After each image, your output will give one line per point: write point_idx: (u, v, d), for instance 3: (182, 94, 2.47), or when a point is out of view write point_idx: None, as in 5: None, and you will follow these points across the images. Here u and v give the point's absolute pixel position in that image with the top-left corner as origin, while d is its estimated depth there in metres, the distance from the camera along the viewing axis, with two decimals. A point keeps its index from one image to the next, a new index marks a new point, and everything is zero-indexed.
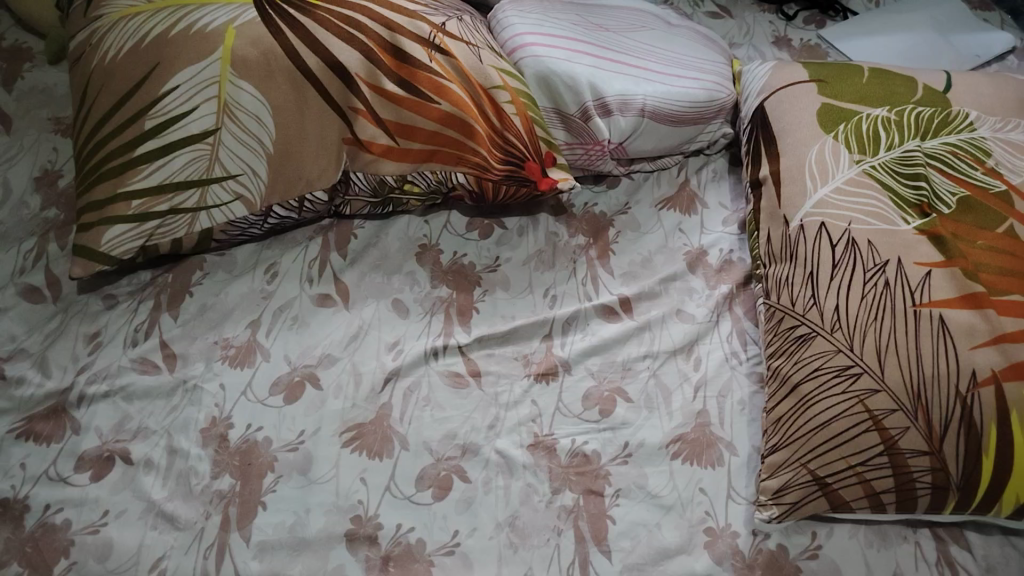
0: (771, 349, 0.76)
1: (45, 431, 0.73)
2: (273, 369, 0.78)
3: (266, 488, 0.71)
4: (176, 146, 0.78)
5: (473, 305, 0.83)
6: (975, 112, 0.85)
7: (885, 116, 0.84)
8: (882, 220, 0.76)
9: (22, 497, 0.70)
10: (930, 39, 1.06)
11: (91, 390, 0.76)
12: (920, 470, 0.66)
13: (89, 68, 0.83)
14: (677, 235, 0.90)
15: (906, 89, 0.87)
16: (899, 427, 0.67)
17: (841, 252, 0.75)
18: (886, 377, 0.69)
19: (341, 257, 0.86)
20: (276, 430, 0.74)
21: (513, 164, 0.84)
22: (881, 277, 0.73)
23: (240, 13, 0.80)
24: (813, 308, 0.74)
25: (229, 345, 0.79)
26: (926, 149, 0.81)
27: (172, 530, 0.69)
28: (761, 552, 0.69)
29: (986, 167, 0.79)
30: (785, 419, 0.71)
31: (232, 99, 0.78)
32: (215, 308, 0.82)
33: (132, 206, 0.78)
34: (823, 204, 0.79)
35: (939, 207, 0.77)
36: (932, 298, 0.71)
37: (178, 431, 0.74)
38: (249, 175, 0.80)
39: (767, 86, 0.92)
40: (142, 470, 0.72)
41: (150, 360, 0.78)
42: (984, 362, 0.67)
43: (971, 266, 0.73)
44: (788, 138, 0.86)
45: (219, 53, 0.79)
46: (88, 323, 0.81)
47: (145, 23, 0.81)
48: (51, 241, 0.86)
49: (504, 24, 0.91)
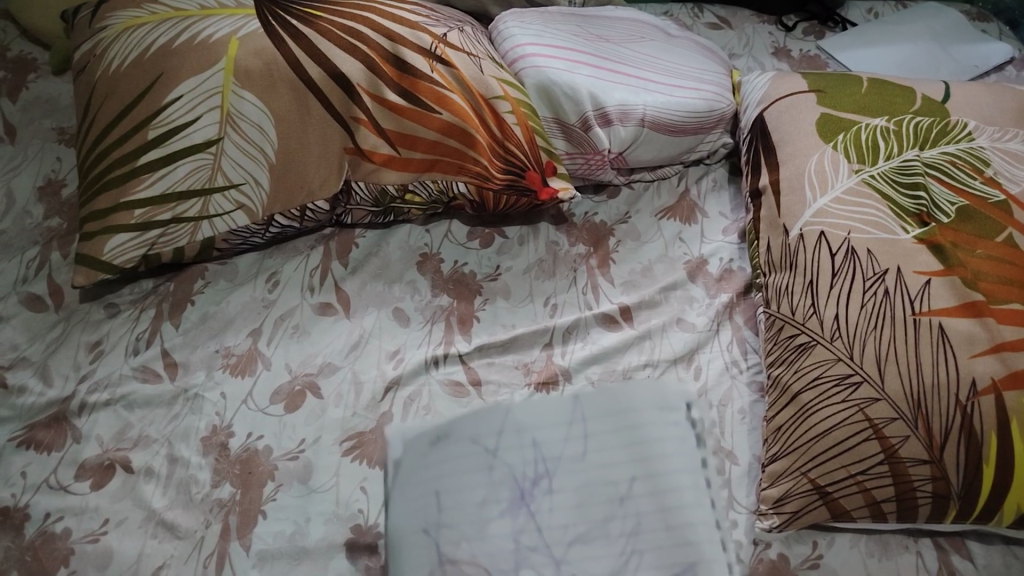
0: (771, 357, 0.76)
1: (46, 440, 0.74)
2: (273, 377, 0.78)
3: (266, 497, 0.71)
4: (179, 155, 0.79)
5: (473, 314, 0.84)
6: (974, 122, 0.85)
7: (883, 126, 0.85)
8: (881, 229, 0.77)
9: (23, 506, 0.70)
10: (928, 50, 1.06)
11: (93, 399, 0.76)
12: (921, 478, 0.66)
13: (93, 78, 0.84)
14: (677, 245, 0.90)
15: (905, 99, 0.88)
16: (900, 436, 0.67)
17: (840, 261, 0.76)
18: (886, 385, 0.69)
19: (342, 266, 0.86)
20: (276, 439, 0.74)
21: (514, 174, 0.84)
22: (880, 286, 0.73)
23: (244, 24, 0.81)
24: (813, 316, 0.74)
25: (230, 354, 0.79)
26: (925, 158, 0.82)
27: (172, 539, 0.69)
28: (762, 561, 0.69)
29: (985, 176, 0.80)
30: (785, 428, 0.71)
31: (235, 109, 0.79)
32: (216, 316, 0.82)
33: (135, 215, 0.79)
34: (822, 214, 0.79)
35: (939, 215, 0.77)
36: (932, 307, 0.71)
37: (179, 439, 0.74)
38: (251, 185, 0.80)
39: (767, 95, 0.92)
40: (142, 479, 0.72)
41: (152, 368, 0.78)
42: (984, 371, 0.67)
43: (970, 274, 0.73)
44: (787, 147, 0.86)
45: (222, 63, 0.80)
46: (90, 332, 0.81)
47: (150, 34, 0.82)
48: (54, 251, 0.86)
49: (505, 34, 0.92)
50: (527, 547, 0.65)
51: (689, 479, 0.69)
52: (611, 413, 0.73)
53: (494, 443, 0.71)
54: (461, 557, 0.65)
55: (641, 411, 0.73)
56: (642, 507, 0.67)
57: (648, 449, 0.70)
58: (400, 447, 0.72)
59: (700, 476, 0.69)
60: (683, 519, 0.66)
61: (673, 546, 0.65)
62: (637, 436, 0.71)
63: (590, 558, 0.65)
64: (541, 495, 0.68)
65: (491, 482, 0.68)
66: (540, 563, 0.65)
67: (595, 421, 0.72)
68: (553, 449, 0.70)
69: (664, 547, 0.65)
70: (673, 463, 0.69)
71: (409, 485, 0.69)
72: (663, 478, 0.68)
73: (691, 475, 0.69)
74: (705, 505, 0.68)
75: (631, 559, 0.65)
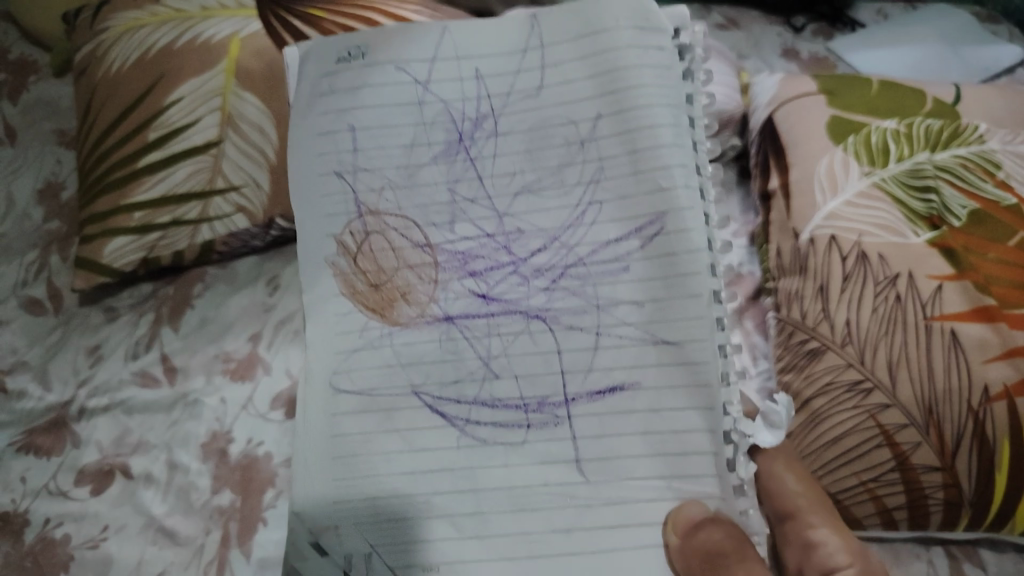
0: (781, 363, 0.75)
1: (45, 445, 0.73)
2: (273, 383, 0.76)
3: (266, 504, 0.70)
4: (179, 158, 0.78)
5: None
6: (985, 125, 0.83)
7: (894, 128, 0.83)
8: (892, 233, 0.75)
9: (23, 511, 0.70)
10: (937, 53, 1.05)
11: (92, 404, 0.75)
12: (932, 486, 0.67)
13: (94, 80, 0.83)
14: None
15: (916, 101, 0.86)
16: (911, 443, 0.67)
17: (851, 264, 0.74)
18: (898, 392, 0.68)
19: None
20: (276, 445, 0.73)
21: None
22: (892, 291, 0.72)
23: (245, 25, 0.80)
24: (824, 321, 0.73)
25: (230, 358, 0.78)
26: (937, 161, 0.80)
27: (172, 545, 0.69)
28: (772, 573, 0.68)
29: (997, 180, 0.78)
30: (795, 435, 0.71)
31: (236, 110, 0.78)
32: (215, 320, 0.80)
33: (135, 218, 0.78)
34: (833, 217, 0.78)
35: (950, 219, 0.76)
36: (944, 312, 0.70)
37: (179, 445, 0.73)
38: (251, 187, 0.79)
39: (777, 96, 0.90)
40: (142, 485, 0.71)
41: (150, 373, 0.77)
42: (997, 377, 0.67)
43: (983, 278, 0.71)
44: (797, 149, 0.84)
45: (222, 64, 0.79)
46: (88, 336, 0.80)
47: (151, 35, 0.81)
48: (53, 254, 0.86)
49: None
50: (464, 199, 0.61)
51: (670, 124, 0.58)
52: (580, 37, 0.61)
53: (424, 74, 0.64)
54: (384, 210, 0.63)
55: (617, 31, 0.60)
56: (608, 149, 0.59)
57: (619, 80, 0.59)
58: (300, 66, 0.66)
59: (682, 115, 0.59)
60: (656, 165, 0.58)
61: (642, 194, 0.58)
62: (614, 81, 0.59)
63: (540, 209, 0.60)
64: (485, 139, 0.62)
65: (421, 124, 0.63)
66: (479, 215, 0.61)
67: (555, 48, 0.61)
68: (499, 85, 0.62)
69: (630, 197, 0.58)
70: (645, 96, 0.58)
71: (312, 113, 0.65)
72: (634, 116, 0.58)
73: (671, 112, 0.58)
74: (686, 148, 0.58)
75: (589, 206, 0.59)
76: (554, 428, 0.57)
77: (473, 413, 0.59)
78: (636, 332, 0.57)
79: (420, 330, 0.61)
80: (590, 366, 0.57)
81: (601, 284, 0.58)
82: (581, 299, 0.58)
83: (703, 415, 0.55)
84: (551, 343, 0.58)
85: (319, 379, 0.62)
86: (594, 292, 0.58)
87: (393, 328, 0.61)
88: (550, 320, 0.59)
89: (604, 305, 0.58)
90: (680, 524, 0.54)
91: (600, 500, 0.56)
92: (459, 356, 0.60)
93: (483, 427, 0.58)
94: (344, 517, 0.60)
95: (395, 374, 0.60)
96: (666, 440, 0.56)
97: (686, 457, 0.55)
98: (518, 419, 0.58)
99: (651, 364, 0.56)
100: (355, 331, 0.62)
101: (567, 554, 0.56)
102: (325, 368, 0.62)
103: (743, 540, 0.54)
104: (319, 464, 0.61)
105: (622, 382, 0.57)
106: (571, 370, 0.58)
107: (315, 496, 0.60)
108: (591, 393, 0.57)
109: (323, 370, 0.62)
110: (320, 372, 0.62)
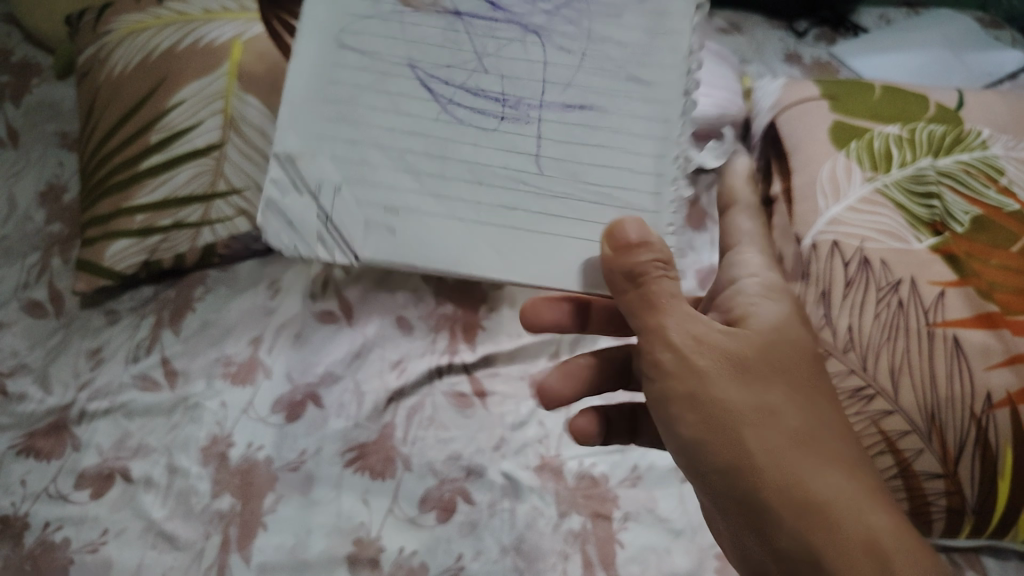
0: None
1: (46, 448, 0.73)
2: (274, 387, 0.77)
3: (267, 508, 0.70)
4: (181, 160, 0.78)
5: (479, 323, 0.83)
6: (988, 131, 0.83)
7: (897, 133, 0.83)
8: (895, 238, 0.75)
9: (22, 515, 0.69)
10: (940, 57, 1.05)
11: (93, 407, 0.75)
12: (935, 493, 0.66)
13: (97, 82, 0.83)
14: (687, 253, 0.89)
15: (919, 106, 0.86)
16: (915, 449, 0.66)
17: (854, 270, 0.74)
18: (901, 399, 0.67)
19: (345, 272, 0.85)
20: (277, 449, 0.73)
21: None
22: (893, 297, 0.72)
23: (247, 28, 0.81)
24: (826, 327, 0.72)
25: (230, 362, 0.78)
26: (939, 167, 0.80)
27: (172, 550, 0.68)
28: None
29: (999, 185, 0.78)
30: None
31: (239, 113, 0.78)
32: (217, 324, 0.81)
33: (136, 221, 0.78)
34: (835, 222, 0.77)
35: (953, 225, 0.76)
36: (947, 318, 0.70)
37: (179, 449, 0.73)
38: (254, 190, 0.80)
39: (779, 102, 0.91)
40: (142, 489, 0.71)
41: (152, 376, 0.77)
42: (999, 383, 0.66)
43: (985, 284, 0.71)
44: (799, 154, 0.84)
45: (225, 67, 0.79)
46: (90, 339, 0.80)
47: (153, 38, 0.81)
48: (56, 257, 0.86)
49: None
50: None
51: None
52: None
53: None
54: None
55: None
56: None
57: None
58: None
59: None
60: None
61: None
62: None
63: None
64: None
65: None
66: None
67: None
68: None
69: None
70: None
71: None
72: None
73: None
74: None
75: None
76: (522, 127, 0.45)
77: (459, 95, 0.46)
78: (616, 60, 0.46)
79: (427, 19, 0.47)
80: (568, 82, 0.46)
81: (597, 21, 0.46)
82: (578, 28, 0.46)
83: (657, 144, 0.45)
84: (541, 56, 0.46)
85: (314, 33, 0.47)
86: (590, 28, 0.46)
87: (405, 12, 0.47)
88: (545, 37, 0.46)
89: (595, 38, 0.46)
90: (616, 238, 0.44)
91: (550, 196, 0.45)
92: (457, 49, 0.47)
93: (459, 108, 0.46)
94: (323, 147, 0.46)
95: (391, 49, 0.47)
96: (618, 158, 0.45)
97: (636, 168, 0.45)
98: (495, 108, 0.46)
99: (632, 96, 0.45)
100: (359, 5, 0.47)
101: (550, 233, 0.45)
102: (332, 24, 0.47)
103: (670, 261, 0.45)
104: (300, 129, 0.47)
105: (596, 101, 0.45)
106: (547, 83, 0.46)
107: (303, 132, 0.47)
108: (567, 105, 0.45)
109: (323, 26, 0.47)
110: (322, 19, 0.47)
